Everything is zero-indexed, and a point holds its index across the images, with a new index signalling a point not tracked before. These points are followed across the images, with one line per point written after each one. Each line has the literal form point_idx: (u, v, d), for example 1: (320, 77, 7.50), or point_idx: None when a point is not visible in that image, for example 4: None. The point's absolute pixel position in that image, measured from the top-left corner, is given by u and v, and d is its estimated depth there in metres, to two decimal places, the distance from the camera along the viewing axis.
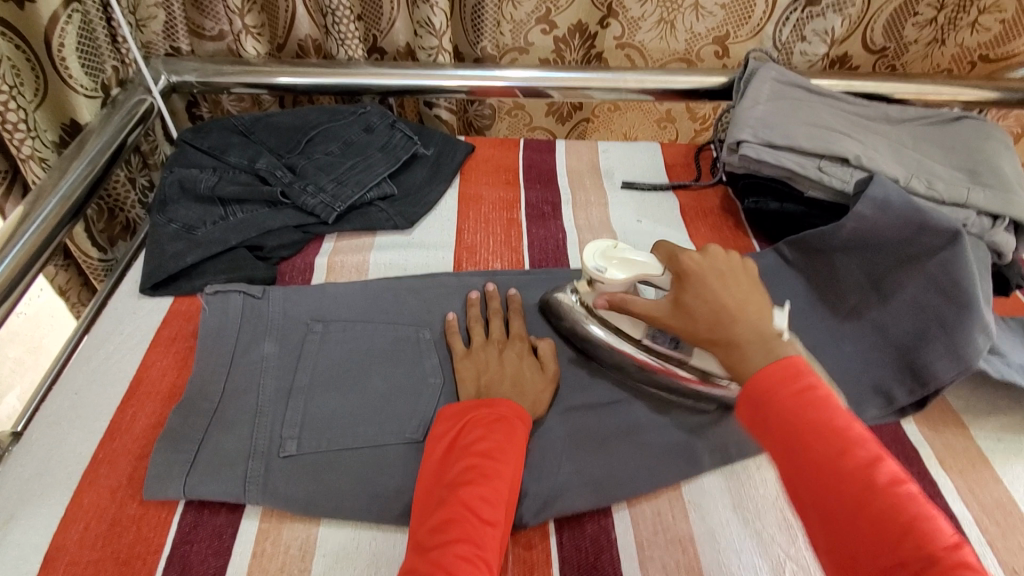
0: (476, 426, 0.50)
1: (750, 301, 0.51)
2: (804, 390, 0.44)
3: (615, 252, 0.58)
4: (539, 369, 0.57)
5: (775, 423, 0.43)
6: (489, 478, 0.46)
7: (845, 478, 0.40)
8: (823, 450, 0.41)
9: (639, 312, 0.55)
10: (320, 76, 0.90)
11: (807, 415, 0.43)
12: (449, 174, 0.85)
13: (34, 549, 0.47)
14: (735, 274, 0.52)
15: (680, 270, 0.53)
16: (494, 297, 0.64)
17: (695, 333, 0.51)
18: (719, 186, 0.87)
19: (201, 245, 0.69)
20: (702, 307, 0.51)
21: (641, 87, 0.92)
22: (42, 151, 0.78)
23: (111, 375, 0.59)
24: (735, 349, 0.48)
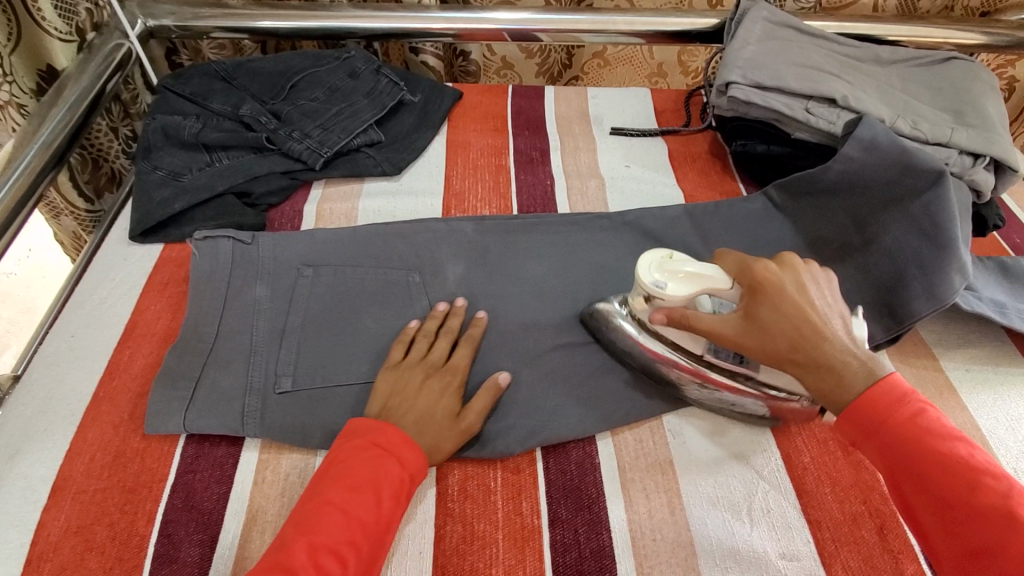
0: (355, 458, 0.47)
1: (835, 314, 0.47)
2: (919, 415, 0.42)
3: (671, 263, 0.50)
4: (452, 416, 0.51)
5: (888, 452, 0.42)
6: (340, 521, 0.43)
7: (975, 510, 0.38)
8: (947, 483, 0.40)
9: (705, 330, 0.49)
10: (303, 19, 0.88)
11: (927, 443, 0.41)
12: (437, 120, 0.84)
13: (41, 479, 0.50)
14: (816, 282, 0.49)
15: (753, 283, 0.48)
16: (456, 315, 0.58)
17: (770, 349, 0.46)
18: (708, 132, 0.87)
19: (188, 192, 0.69)
20: (779, 320, 0.46)
21: (631, 29, 0.90)
22: (19, 97, 0.77)
23: (105, 319, 0.60)
24: (826, 365, 0.45)
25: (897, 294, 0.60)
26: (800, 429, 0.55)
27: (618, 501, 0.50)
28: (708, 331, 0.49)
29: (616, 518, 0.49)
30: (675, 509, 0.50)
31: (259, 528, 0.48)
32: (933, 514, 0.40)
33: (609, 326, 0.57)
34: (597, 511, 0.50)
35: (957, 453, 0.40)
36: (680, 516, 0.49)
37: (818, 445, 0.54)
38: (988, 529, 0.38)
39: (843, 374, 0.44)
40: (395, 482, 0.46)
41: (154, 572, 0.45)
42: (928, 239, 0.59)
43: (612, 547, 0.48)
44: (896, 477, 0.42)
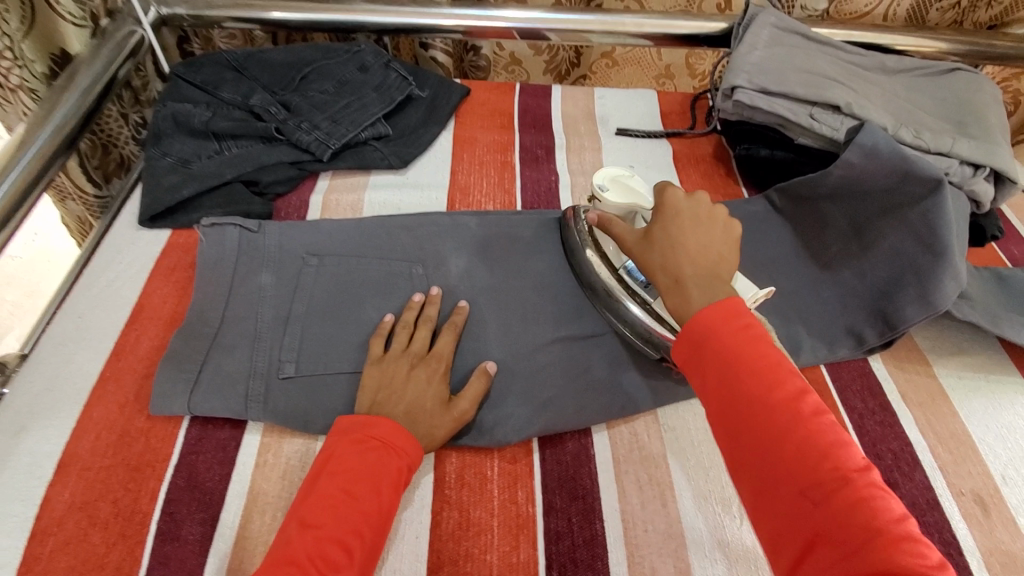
0: (349, 451, 0.47)
1: (716, 251, 0.51)
2: (746, 329, 0.43)
3: (626, 181, 0.64)
4: (442, 401, 0.52)
5: (710, 362, 0.43)
6: (341, 515, 0.44)
7: (774, 411, 0.40)
8: (755, 386, 0.41)
9: (617, 233, 0.57)
10: (315, 11, 0.89)
11: (748, 352, 0.42)
12: (444, 116, 0.85)
13: (46, 456, 0.51)
14: (713, 224, 0.53)
15: (662, 205, 0.55)
16: (434, 303, 0.59)
17: (650, 259, 0.52)
18: (713, 135, 0.88)
19: (197, 178, 0.70)
20: (663, 240, 0.52)
21: (639, 31, 0.91)
22: (30, 81, 0.76)
23: (113, 301, 0.61)
24: (681, 284, 0.49)
25: (892, 300, 0.61)
26: None
27: (612, 493, 0.51)
28: (618, 235, 0.57)
29: (609, 509, 0.50)
30: (668, 502, 0.51)
31: (259, 510, 0.49)
32: (739, 418, 0.41)
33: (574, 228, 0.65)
34: (591, 502, 0.51)
35: (768, 360, 0.42)
36: (672, 509, 0.50)
37: None
38: (782, 425, 0.39)
39: (687, 293, 0.48)
40: (394, 473, 0.47)
41: (155, 549, 0.46)
42: (925, 246, 0.60)
43: (604, 538, 0.49)
44: (717, 388, 0.42)
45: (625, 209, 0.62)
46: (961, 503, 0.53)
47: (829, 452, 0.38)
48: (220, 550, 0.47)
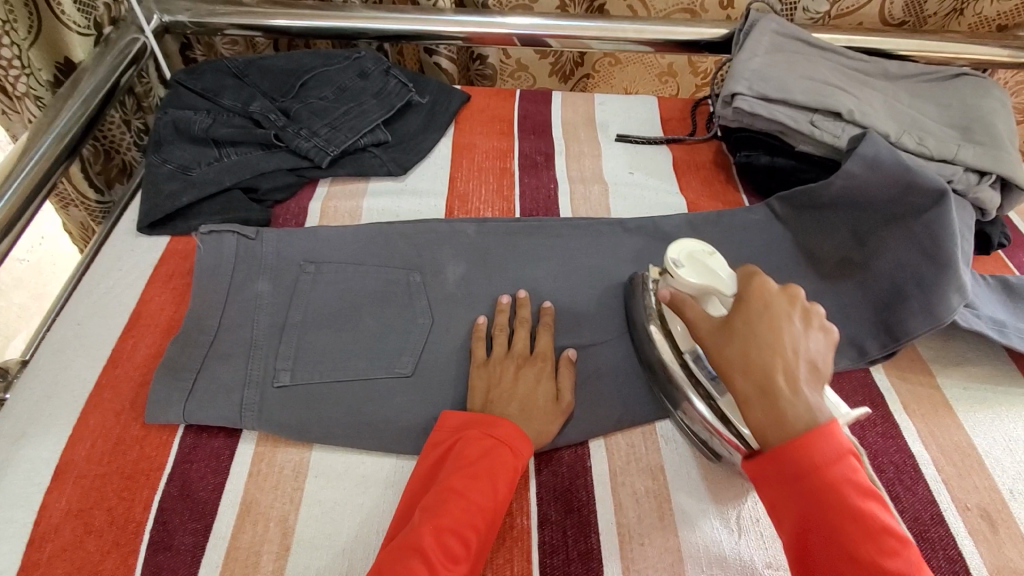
0: (471, 444, 0.49)
1: (807, 356, 0.44)
2: (838, 462, 0.39)
3: (704, 258, 0.53)
4: (553, 399, 0.54)
5: (790, 490, 0.40)
6: (462, 507, 0.45)
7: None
8: (857, 541, 0.38)
9: (690, 317, 0.51)
10: (316, 19, 0.89)
11: (848, 502, 0.38)
12: (444, 122, 0.85)
13: (43, 463, 0.51)
14: (805, 325, 0.46)
15: (744, 295, 0.48)
16: (525, 306, 0.60)
17: (731, 355, 0.46)
18: (714, 141, 0.87)
19: (196, 186, 0.70)
20: (748, 335, 0.46)
21: (640, 37, 0.90)
22: (36, 89, 0.79)
23: (111, 308, 0.62)
24: (771, 396, 0.42)
25: (894, 312, 0.61)
26: None
27: (607, 504, 0.51)
28: (690, 320, 0.51)
29: (604, 522, 0.50)
30: (665, 515, 0.50)
31: (253, 520, 0.49)
32: (830, 563, 0.38)
33: (643, 297, 0.59)
34: (587, 514, 0.50)
35: (868, 508, 0.38)
36: (669, 522, 0.50)
37: None
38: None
39: (783, 409, 0.42)
40: (511, 472, 0.48)
41: (148, 559, 0.46)
42: (929, 258, 0.59)
43: (600, 551, 0.48)
44: (804, 525, 0.39)
45: (700, 289, 0.52)
46: (966, 518, 0.52)
47: None
48: (213, 561, 0.46)
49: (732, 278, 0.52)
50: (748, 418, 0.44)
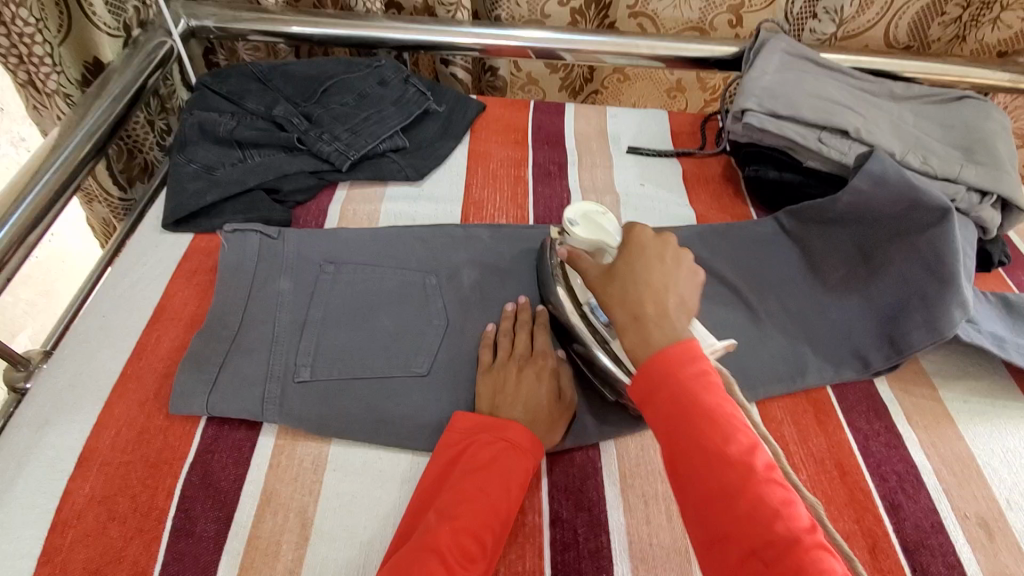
0: (483, 448, 0.50)
1: (678, 294, 0.50)
2: (704, 374, 0.43)
3: (598, 219, 0.62)
4: (553, 397, 0.55)
5: (665, 402, 0.43)
6: (476, 508, 0.46)
7: (724, 471, 0.40)
8: (706, 432, 0.41)
9: (581, 266, 0.56)
10: (337, 27, 0.92)
11: (705, 404, 0.42)
12: (460, 130, 0.87)
13: (69, 450, 0.52)
14: (676, 266, 0.52)
15: (629, 241, 0.54)
16: (524, 310, 0.62)
17: (611, 291, 0.51)
18: (723, 156, 0.89)
19: (220, 185, 0.72)
20: (624, 272, 0.52)
21: (652, 53, 0.93)
22: (66, 86, 0.79)
23: (137, 302, 0.63)
24: (643, 322, 0.48)
25: (898, 325, 0.63)
26: (800, 448, 0.59)
27: (618, 505, 0.52)
28: (583, 270, 0.56)
29: (614, 521, 0.51)
30: (673, 516, 0.52)
31: (272, 510, 0.50)
32: (686, 454, 0.41)
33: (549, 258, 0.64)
34: (598, 514, 0.51)
35: (727, 412, 0.42)
36: (677, 523, 0.51)
37: (817, 469, 0.57)
38: (730, 479, 0.39)
39: (653, 334, 0.47)
40: (523, 475, 0.49)
41: (172, 545, 0.47)
42: (933, 273, 0.62)
43: (610, 549, 0.49)
44: (668, 426, 0.43)
45: (592, 245, 0.60)
46: (964, 525, 0.53)
47: (781, 516, 0.37)
48: (235, 549, 0.48)
49: (618, 233, 0.60)
50: (626, 342, 0.48)
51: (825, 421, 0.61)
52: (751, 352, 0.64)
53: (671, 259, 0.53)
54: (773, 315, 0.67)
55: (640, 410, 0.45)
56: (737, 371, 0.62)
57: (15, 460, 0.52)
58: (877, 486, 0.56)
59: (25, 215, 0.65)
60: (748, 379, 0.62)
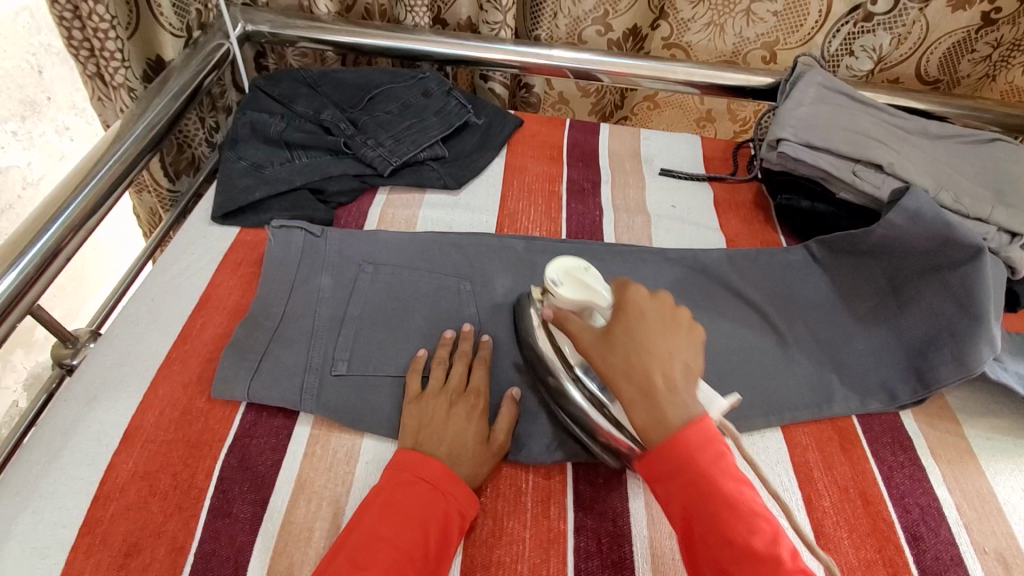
0: (398, 490, 0.49)
1: (684, 360, 0.48)
2: (720, 456, 0.44)
3: (581, 274, 0.55)
4: (482, 438, 0.54)
5: (689, 489, 0.44)
6: (387, 556, 0.44)
7: (750, 553, 0.41)
8: (729, 522, 0.42)
9: (571, 330, 0.53)
10: (386, 38, 0.95)
11: (723, 486, 0.43)
12: (498, 143, 0.89)
13: (114, 426, 0.54)
14: (678, 327, 0.50)
15: (623, 303, 0.51)
16: (466, 338, 0.61)
17: (610, 364, 0.49)
18: (754, 182, 0.91)
19: (269, 183, 0.75)
20: (627, 343, 0.49)
21: (689, 80, 0.95)
22: (131, 81, 0.82)
23: (184, 289, 0.66)
24: (653, 400, 0.46)
25: (926, 359, 0.64)
26: (824, 475, 0.59)
27: (642, 517, 0.53)
28: (572, 332, 0.53)
29: (637, 533, 0.52)
30: None
31: (306, 497, 0.51)
32: (713, 547, 0.42)
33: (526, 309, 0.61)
34: (621, 525, 0.52)
35: (744, 495, 0.43)
36: None
37: (840, 496, 0.57)
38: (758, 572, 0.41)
39: (664, 411, 0.45)
40: (442, 517, 0.48)
41: (208, 523, 0.49)
42: (963, 310, 0.63)
43: (633, 560, 0.50)
44: (689, 512, 0.43)
45: (579, 305, 0.54)
46: (983, 561, 0.53)
47: None
48: (268, 532, 0.49)
49: (606, 289, 0.54)
50: (634, 418, 0.47)
51: (849, 450, 0.61)
52: (778, 377, 0.64)
53: (669, 319, 0.51)
54: (800, 342, 0.67)
55: (655, 490, 0.46)
56: (762, 395, 0.63)
57: (62, 432, 0.53)
58: (899, 517, 0.56)
59: (87, 201, 0.68)
60: (774, 403, 0.62)
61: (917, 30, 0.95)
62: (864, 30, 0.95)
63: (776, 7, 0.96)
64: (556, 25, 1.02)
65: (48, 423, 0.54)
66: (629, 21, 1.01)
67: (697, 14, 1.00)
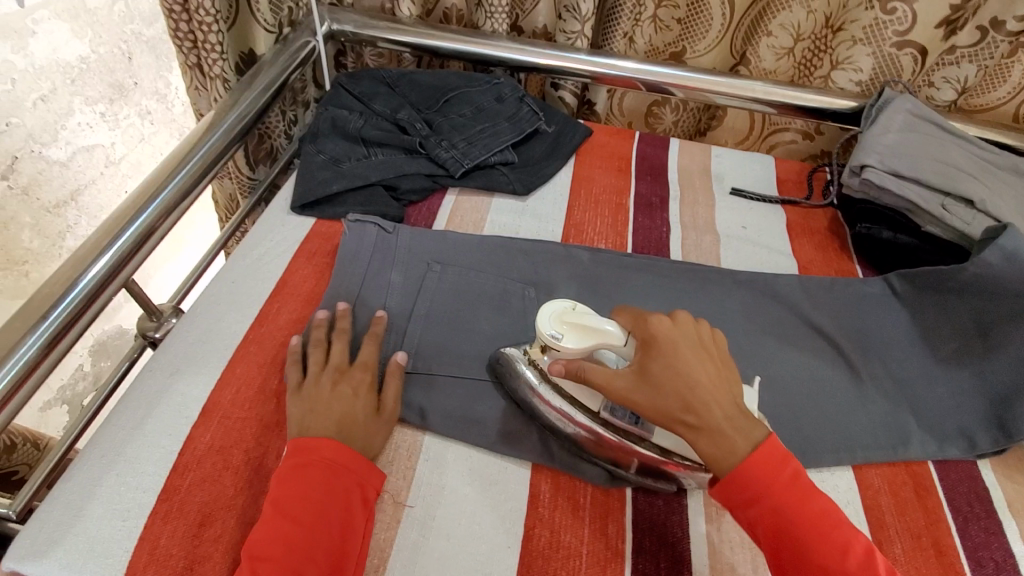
0: (287, 481, 0.49)
1: (723, 378, 0.49)
2: (800, 477, 0.46)
3: (572, 315, 0.52)
4: (373, 409, 0.54)
5: (781, 514, 0.45)
6: (287, 544, 0.45)
7: (846, 570, 0.43)
8: (824, 542, 0.44)
9: (598, 378, 0.50)
10: (464, 43, 0.97)
11: (808, 509, 0.45)
12: (567, 152, 0.89)
13: (194, 400, 0.56)
14: (706, 345, 0.50)
15: (647, 335, 0.50)
16: (341, 318, 0.61)
17: (660, 407, 0.47)
18: (829, 209, 0.88)
19: (345, 177, 0.77)
20: (671, 379, 0.47)
21: (767, 98, 0.93)
22: (227, 73, 0.86)
23: (263, 274, 0.68)
24: (714, 431, 0.46)
25: (1011, 409, 0.60)
26: (896, 520, 0.56)
27: (701, 543, 0.52)
28: (599, 382, 0.50)
29: (697, 560, 0.51)
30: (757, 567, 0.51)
31: None
32: (803, 563, 0.44)
33: (513, 371, 0.58)
34: (680, 550, 0.51)
35: (829, 512, 0.45)
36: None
37: (912, 544, 0.54)
38: None
39: (729, 439, 0.46)
40: (341, 494, 0.49)
41: None
42: None
43: None
44: (780, 538, 0.44)
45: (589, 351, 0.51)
46: None
47: None
48: None
49: (603, 321, 0.52)
50: (698, 449, 0.47)
51: (924, 497, 0.58)
52: (849, 413, 0.62)
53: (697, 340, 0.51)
54: (874, 378, 0.65)
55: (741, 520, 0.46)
56: (833, 430, 0.60)
57: (147, 400, 0.56)
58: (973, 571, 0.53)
59: (181, 184, 0.72)
60: (844, 439, 0.60)
61: (1015, 73, 0.90)
62: (947, 61, 0.91)
63: (858, 78, 0.94)
64: (632, 50, 1.00)
65: (134, 392, 0.57)
66: (709, 63, 1.00)
67: (781, 65, 0.97)
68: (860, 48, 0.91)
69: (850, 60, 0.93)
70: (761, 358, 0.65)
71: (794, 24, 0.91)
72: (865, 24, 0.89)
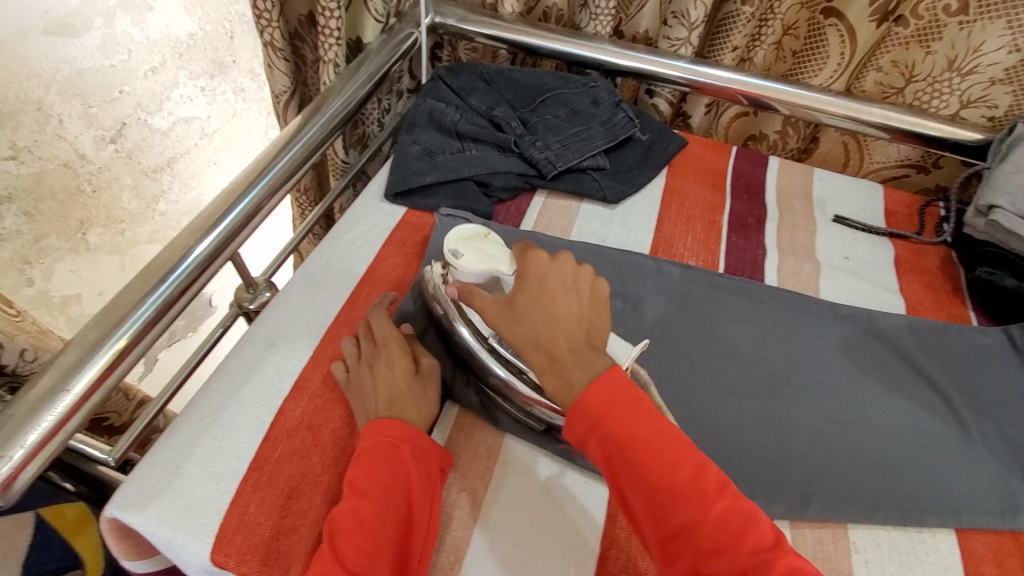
0: (358, 458, 0.49)
1: (587, 317, 0.48)
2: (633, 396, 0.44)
3: (478, 241, 0.58)
4: (411, 372, 0.55)
5: (615, 436, 0.42)
6: (359, 516, 0.46)
7: (670, 488, 0.40)
8: (647, 461, 0.41)
9: (476, 305, 0.50)
10: (563, 44, 0.96)
11: (650, 428, 0.42)
12: (659, 162, 0.87)
13: (287, 374, 0.58)
14: (580, 288, 0.48)
15: (521, 270, 0.48)
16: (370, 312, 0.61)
17: (517, 337, 0.47)
18: (943, 247, 0.81)
19: (439, 169, 0.78)
20: (533, 315, 0.47)
21: (882, 123, 0.87)
22: (337, 58, 0.88)
23: (356, 258, 0.70)
24: (559, 367, 0.45)
25: None
26: None
27: None
28: (477, 307, 0.50)
29: None
30: None
31: (447, 482, 0.53)
32: (640, 488, 0.41)
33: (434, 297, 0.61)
34: None
35: (665, 429, 0.43)
36: None
37: None
38: (697, 508, 0.40)
39: (571, 374, 0.45)
40: (408, 468, 0.49)
41: None
42: None
43: None
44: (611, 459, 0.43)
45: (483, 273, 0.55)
46: None
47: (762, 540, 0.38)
48: None
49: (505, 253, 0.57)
50: (546, 384, 0.47)
51: None
52: (957, 472, 0.57)
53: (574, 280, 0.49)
54: (986, 436, 0.59)
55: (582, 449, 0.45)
56: (938, 487, 0.56)
57: (244, 368, 0.58)
58: None
59: (287, 164, 0.75)
60: (951, 501, 0.55)
61: None
62: None
63: (991, 113, 0.87)
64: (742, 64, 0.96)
65: (232, 360, 0.59)
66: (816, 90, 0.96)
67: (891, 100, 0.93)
68: (998, 88, 0.85)
69: (982, 97, 0.86)
70: (860, 401, 0.61)
71: (908, 62, 0.88)
72: (1006, 66, 0.82)
